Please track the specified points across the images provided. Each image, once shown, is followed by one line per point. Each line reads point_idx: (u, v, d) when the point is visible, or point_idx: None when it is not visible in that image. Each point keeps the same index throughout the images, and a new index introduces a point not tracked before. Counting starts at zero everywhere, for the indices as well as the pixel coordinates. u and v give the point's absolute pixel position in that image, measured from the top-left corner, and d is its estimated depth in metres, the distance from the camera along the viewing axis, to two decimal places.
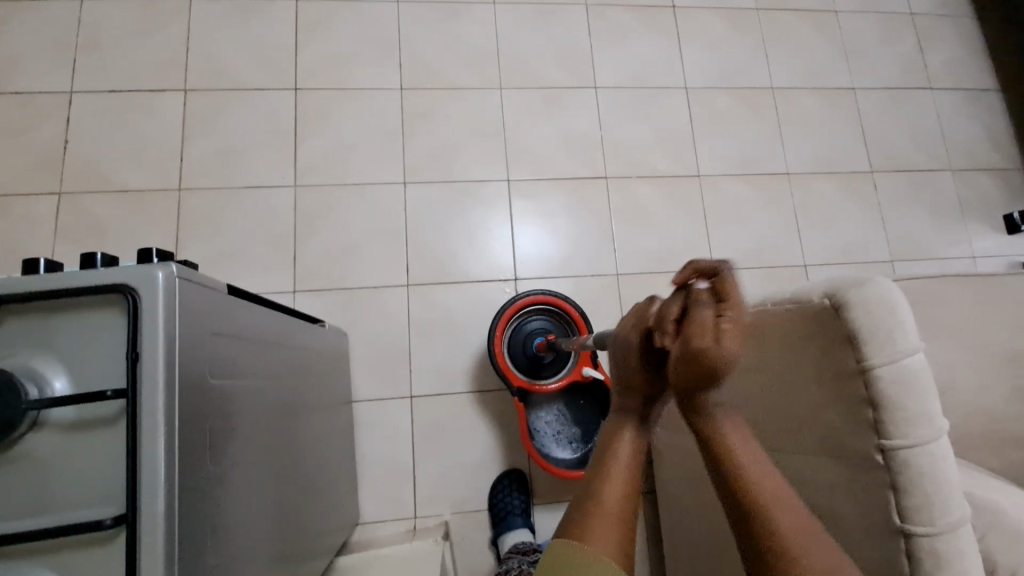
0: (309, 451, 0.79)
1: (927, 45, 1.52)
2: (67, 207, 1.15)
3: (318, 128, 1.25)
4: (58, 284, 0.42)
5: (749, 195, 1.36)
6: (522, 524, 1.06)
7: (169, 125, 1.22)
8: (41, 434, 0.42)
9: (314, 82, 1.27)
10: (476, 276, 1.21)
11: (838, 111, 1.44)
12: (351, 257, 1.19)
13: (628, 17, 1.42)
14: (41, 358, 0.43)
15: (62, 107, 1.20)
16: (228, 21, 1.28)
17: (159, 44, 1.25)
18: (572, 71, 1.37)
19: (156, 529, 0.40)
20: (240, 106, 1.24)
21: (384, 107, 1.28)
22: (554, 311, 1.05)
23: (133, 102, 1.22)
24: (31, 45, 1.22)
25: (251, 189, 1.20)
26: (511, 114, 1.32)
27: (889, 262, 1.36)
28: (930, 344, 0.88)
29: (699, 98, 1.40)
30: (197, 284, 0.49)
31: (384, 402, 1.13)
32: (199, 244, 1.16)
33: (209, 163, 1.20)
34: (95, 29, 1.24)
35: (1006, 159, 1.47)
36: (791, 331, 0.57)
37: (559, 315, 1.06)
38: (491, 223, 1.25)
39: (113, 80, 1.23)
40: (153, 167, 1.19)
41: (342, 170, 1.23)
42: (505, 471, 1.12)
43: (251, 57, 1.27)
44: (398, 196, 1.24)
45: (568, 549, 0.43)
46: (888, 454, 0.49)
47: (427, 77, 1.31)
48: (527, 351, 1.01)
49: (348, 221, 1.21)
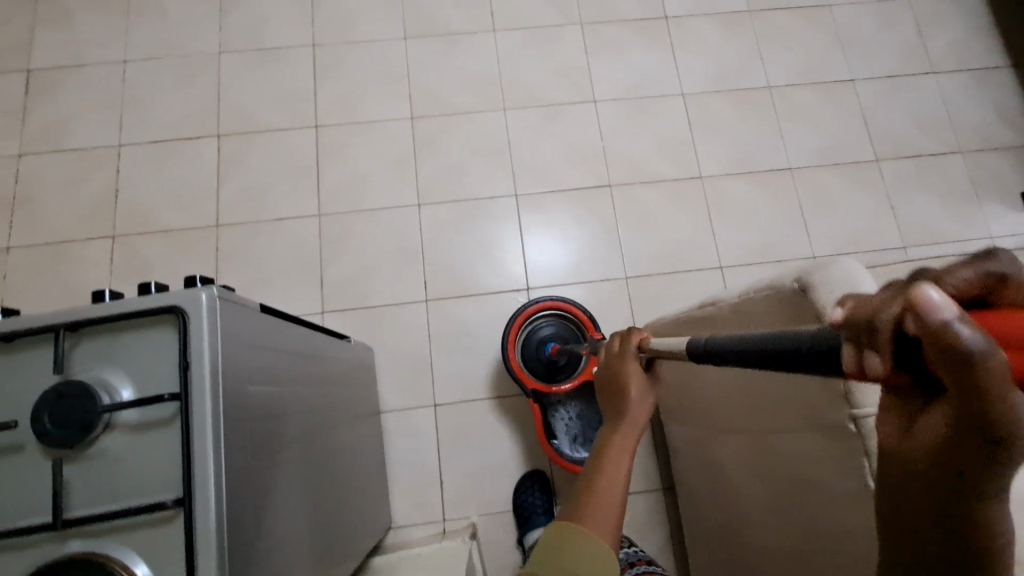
0: (340, 455, 0.86)
1: (927, 30, 1.52)
2: (120, 247, 1.28)
3: (336, 160, 1.35)
4: (120, 309, 0.51)
5: (754, 193, 1.38)
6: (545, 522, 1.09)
7: (204, 167, 1.34)
8: (114, 433, 0.50)
9: (331, 119, 1.38)
10: (491, 287, 1.28)
11: (838, 103, 1.46)
12: (372, 276, 1.28)
13: (622, 31, 1.49)
14: (112, 372, 0.51)
15: (112, 159, 1.34)
16: (253, 71, 1.41)
17: (194, 96, 1.39)
18: (572, 87, 1.44)
19: (208, 508, 0.47)
20: (267, 147, 1.35)
21: (397, 136, 1.38)
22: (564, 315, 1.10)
23: (173, 149, 1.35)
24: (84, 107, 1.37)
25: (280, 221, 1.30)
26: (515, 132, 1.39)
27: (901, 247, 1.36)
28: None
29: (698, 102, 1.44)
30: (234, 303, 0.56)
31: (410, 411, 1.20)
32: (236, 272, 1.27)
33: (241, 200, 1.32)
34: (136, 88, 1.39)
35: (1019, 136, 1.45)
36: (773, 312, 0.60)
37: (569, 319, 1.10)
38: (503, 237, 1.32)
39: (155, 131, 1.36)
40: (193, 207, 1.31)
41: (361, 197, 1.33)
42: (525, 474, 1.17)
43: (276, 101, 1.39)
44: (413, 217, 1.32)
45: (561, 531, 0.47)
46: (855, 422, 0.50)
47: (436, 106, 1.40)
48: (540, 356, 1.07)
49: (368, 244, 1.30)
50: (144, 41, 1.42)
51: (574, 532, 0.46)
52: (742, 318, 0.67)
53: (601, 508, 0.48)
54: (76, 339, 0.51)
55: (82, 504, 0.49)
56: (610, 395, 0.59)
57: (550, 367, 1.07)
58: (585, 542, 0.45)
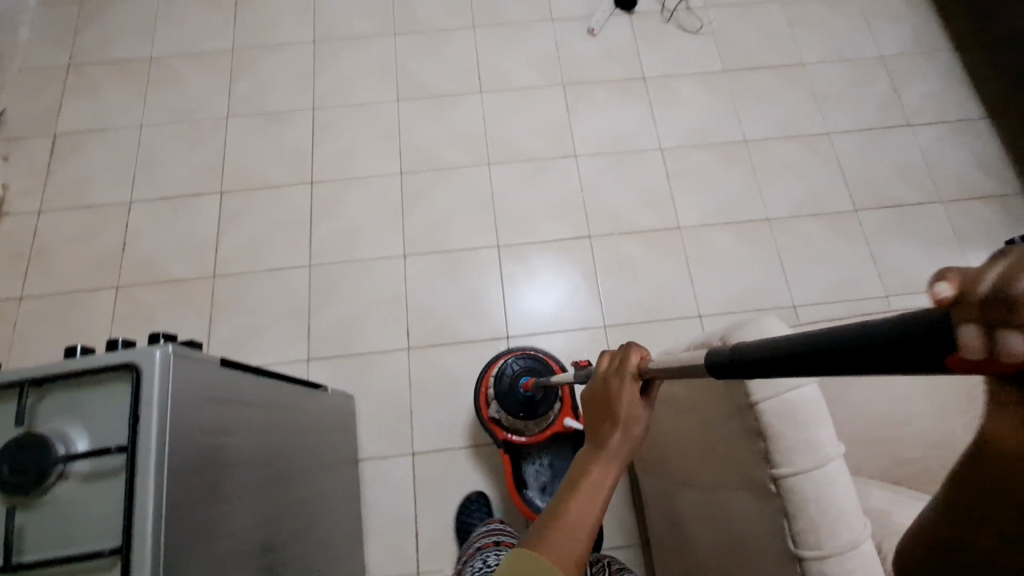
0: (308, 503, 0.87)
1: (901, 84, 1.57)
2: (124, 297, 1.35)
3: (329, 214, 1.43)
4: (82, 365, 0.55)
5: (733, 243, 1.41)
6: None
7: (206, 223, 1.42)
8: (67, 482, 0.53)
9: (326, 176, 1.47)
10: (472, 336, 1.31)
11: (813, 155, 1.50)
12: (358, 325, 1.32)
13: (602, 91, 1.57)
14: (71, 424, 0.55)
15: (123, 215, 1.44)
16: (257, 133, 1.52)
17: (202, 156, 1.49)
18: (554, 144, 1.51)
19: (145, 558, 0.49)
20: (265, 201, 1.44)
21: (387, 191, 1.45)
22: (530, 351, 1.09)
23: (179, 205, 1.44)
24: (102, 167, 1.48)
25: (273, 272, 1.37)
26: (499, 186, 1.46)
27: (883, 296, 1.36)
28: (921, 377, 0.84)
29: (675, 156, 1.50)
30: (193, 358, 0.60)
31: (389, 459, 1.21)
32: (229, 321, 1.33)
33: (238, 252, 1.39)
34: (150, 150, 1.50)
35: (999, 185, 1.46)
36: None
37: (534, 353, 1.09)
38: (485, 287, 1.36)
39: (164, 189, 1.46)
40: (192, 259, 1.39)
41: (350, 249, 1.39)
42: (472, 492, 1.18)
43: (276, 160, 1.49)
44: (399, 268, 1.37)
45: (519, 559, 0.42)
46: (776, 483, 0.51)
47: (425, 162, 1.48)
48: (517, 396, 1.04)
49: (356, 294, 1.35)
50: (159, 108, 1.55)
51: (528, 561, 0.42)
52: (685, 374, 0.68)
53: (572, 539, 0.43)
54: (41, 394, 0.56)
55: (33, 551, 0.52)
56: (603, 412, 0.52)
57: (528, 406, 1.04)
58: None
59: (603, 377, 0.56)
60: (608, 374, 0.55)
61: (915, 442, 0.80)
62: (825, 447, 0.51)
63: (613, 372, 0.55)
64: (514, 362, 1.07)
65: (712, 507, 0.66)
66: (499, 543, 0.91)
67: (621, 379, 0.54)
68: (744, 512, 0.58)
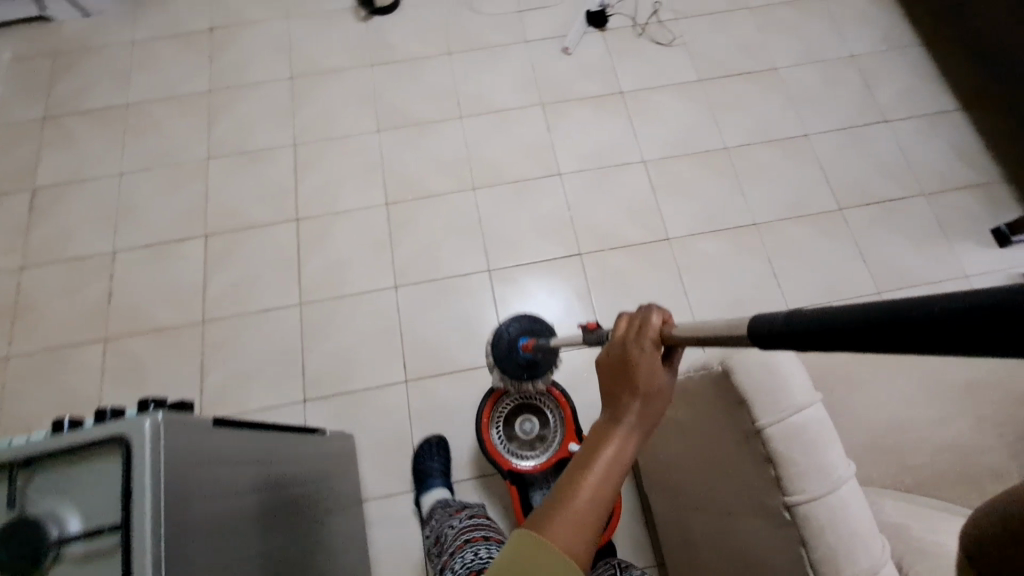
0: (314, 554, 0.85)
1: (873, 82, 1.60)
2: (112, 349, 1.33)
3: (316, 250, 1.42)
4: (69, 440, 0.53)
5: (723, 250, 1.41)
6: (441, 483, 1.15)
7: (192, 267, 1.41)
8: (60, 565, 0.51)
9: (311, 211, 1.46)
10: (470, 364, 1.30)
11: (794, 157, 1.52)
12: (353, 361, 1.30)
13: (581, 108, 1.58)
14: (61, 503, 0.53)
15: (107, 265, 1.41)
16: (238, 174, 1.51)
17: (184, 201, 1.48)
18: (538, 164, 1.51)
19: None
20: (251, 242, 1.43)
21: (374, 223, 1.44)
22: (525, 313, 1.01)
23: (164, 252, 1.42)
24: (83, 219, 1.46)
25: (263, 313, 1.35)
26: (486, 210, 1.46)
27: (874, 293, 1.37)
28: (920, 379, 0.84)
29: (659, 168, 1.51)
30: (184, 422, 0.58)
31: (393, 497, 1.19)
32: (221, 366, 1.30)
33: (226, 296, 1.37)
34: (131, 199, 1.49)
35: (977, 174, 1.49)
36: (703, 391, 0.61)
37: (529, 315, 1.02)
38: (478, 313, 1.35)
39: (148, 236, 1.44)
40: (179, 306, 1.37)
41: (341, 283, 1.38)
42: (431, 436, 1.22)
43: (260, 199, 1.48)
44: (391, 299, 1.36)
45: (521, 550, 0.42)
46: (791, 511, 0.50)
47: (410, 191, 1.48)
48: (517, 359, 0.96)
49: (349, 329, 1.33)
50: (138, 155, 1.53)
51: (536, 549, 0.42)
52: (687, 396, 0.67)
53: (584, 519, 0.43)
54: (28, 474, 0.54)
55: None
56: (620, 382, 0.49)
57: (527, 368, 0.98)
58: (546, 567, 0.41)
59: (621, 340, 0.52)
60: (625, 340, 0.52)
61: (922, 446, 0.79)
62: (837, 470, 0.50)
63: (632, 337, 0.52)
64: (510, 324, 0.99)
65: (728, 532, 0.65)
66: (489, 539, 0.83)
67: (640, 346, 0.51)
68: (760, 538, 0.57)
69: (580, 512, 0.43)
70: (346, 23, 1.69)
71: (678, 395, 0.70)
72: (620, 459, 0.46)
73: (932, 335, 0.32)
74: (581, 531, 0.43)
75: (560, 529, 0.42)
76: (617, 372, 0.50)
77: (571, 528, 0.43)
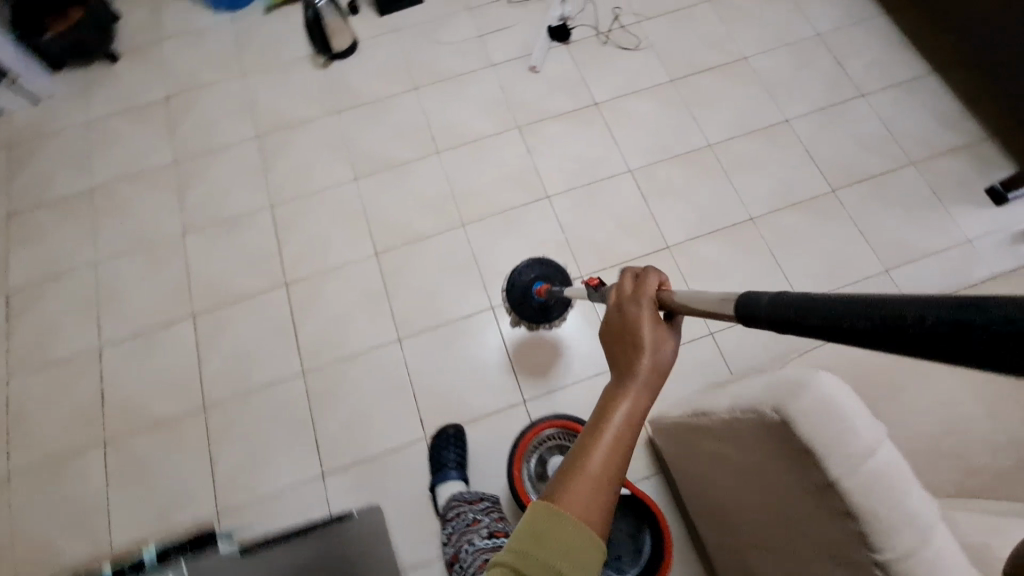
0: None
1: (843, 58, 1.59)
2: (113, 451, 1.26)
3: (311, 313, 1.36)
4: None
5: (724, 251, 1.39)
6: (457, 475, 1.17)
7: (184, 351, 1.34)
8: None
9: (299, 273, 1.41)
10: (488, 409, 1.26)
11: (779, 145, 1.50)
12: (368, 424, 1.25)
13: (558, 125, 1.55)
14: None
15: (94, 362, 1.35)
16: (218, 245, 1.45)
17: (165, 282, 1.42)
18: (524, 190, 1.47)
19: None
20: (242, 315, 1.37)
21: (366, 276, 1.39)
22: (541, 259, 1.18)
23: (152, 340, 1.36)
24: (62, 317, 1.39)
25: (266, 388, 1.29)
26: (479, 245, 1.41)
27: (882, 271, 1.36)
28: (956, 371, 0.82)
29: (646, 176, 1.48)
30: None
31: (432, 562, 1.14)
32: (232, 452, 1.24)
33: (225, 376, 1.31)
34: (110, 288, 1.42)
35: (962, 135, 1.48)
36: (755, 438, 0.60)
37: (546, 261, 1.19)
38: (488, 353, 1.30)
39: (134, 325, 1.38)
40: (177, 394, 1.30)
41: (342, 344, 1.33)
42: (447, 426, 1.23)
43: (245, 269, 1.42)
44: (397, 353, 1.31)
45: (544, 514, 0.43)
46: (882, 568, 0.47)
47: (398, 237, 1.43)
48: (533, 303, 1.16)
49: (358, 391, 1.28)
50: (111, 241, 1.47)
51: (559, 514, 0.43)
52: (738, 437, 0.64)
53: (601, 476, 0.45)
54: None
55: None
56: (623, 344, 0.53)
57: (543, 310, 1.18)
58: (565, 525, 0.43)
59: (620, 305, 0.57)
60: (623, 304, 0.56)
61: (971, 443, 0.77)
62: (923, 517, 0.47)
63: (629, 300, 0.56)
64: (526, 270, 1.18)
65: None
66: None
67: (636, 306, 0.55)
68: None
69: (597, 471, 0.46)
70: (305, 73, 1.64)
71: (727, 436, 0.67)
72: (631, 417, 0.48)
73: (898, 336, 0.36)
74: (601, 490, 0.45)
75: (578, 487, 0.45)
76: (620, 335, 0.54)
77: (590, 486, 0.45)
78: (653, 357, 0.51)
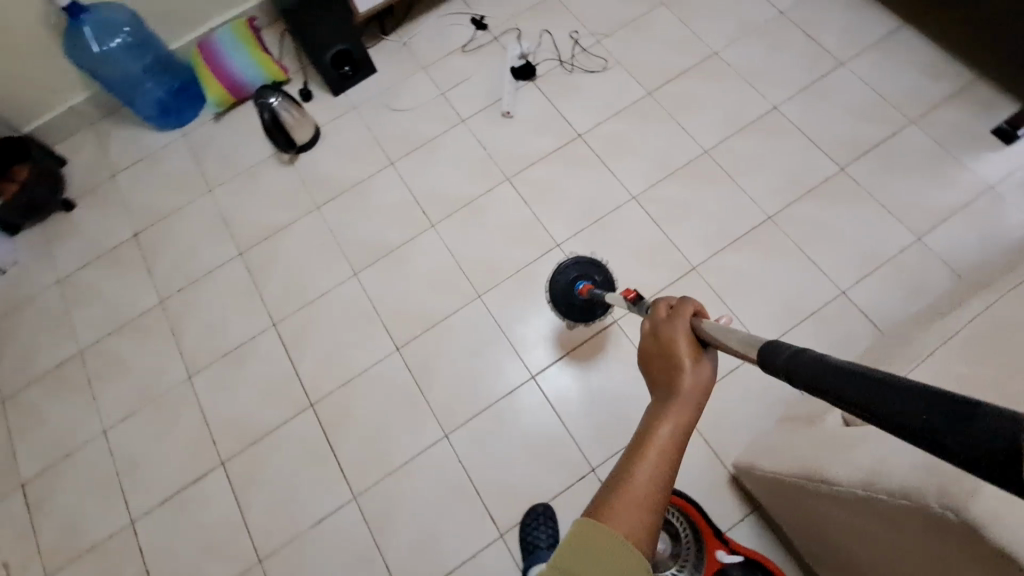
0: None
1: (813, 30, 1.55)
2: None
3: (346, 429, 1.28)
4: None
5: (751, 258, 1.33)
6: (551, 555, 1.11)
7: (223, 504, 1.25)
8: None
9: (322, 390, 1.32)
10: (557, 488, 1.19)
11: (774, 135, 1.45)
12: (438, 535, 1.18)
13: (547, 167, 1.48)
14: None
15: (132, 539, 1.25)
16: (229, 380, 1.36)
17: (184, 433, 1.33)
18: (531, 243, 1.40)
19: None
20: (274, 450, 1.28)
21: (393, 375, 1.31)
22: (584, 258, 1.23)
23: (186, 499, 1.27)
24: (83, 498, 1.29)
25: (321, 524, 1.21)
26: (501, 313, 1.34)
27: (915, 241, 1.31)
28: None
29: (651, 198, 1.42)
30: None
31: None
32: None
33: (274, 520, 1.23)
34: (127, 454, 1.32)
35: (953, 81, 1.44)
36: (917, 526, 0.62)
37: (589, 260, 1.23)
38: (542, 428, 1.23)
39: (162, 488, 1.29)
40: (230, 552, 1.22)
41: (388, 456, 1.25)
42: (537, 503, 1.17)
43: (264, 398, 1.33)
44: (447, 451, 1.24)
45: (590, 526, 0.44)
46: None
47: (415, 325, 1.36)
48: (575, 299, 1.19)
49: (418, 502, 1.21)
50: (116, 402, 1.37)
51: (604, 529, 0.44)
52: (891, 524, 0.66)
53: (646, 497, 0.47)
54: None
55: None
56: (664, 369, 0.57)
57: (585, 309, 1.20)
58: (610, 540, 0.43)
59: (656, 330, 0.60)
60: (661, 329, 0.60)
61: None
62: None
63: (666, 325, 0.60)
64: (570, 268, 1.22)
65: None
66: None
67: (675, 330, 0.58)
68: None
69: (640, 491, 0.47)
70: (273, 174, 1.56)
71: (875, 519, 0.68)
72: (674, 440, 0.51)
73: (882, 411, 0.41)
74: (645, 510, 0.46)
75: (622, 507, 0.46)
76: (661, 359, 0.57)
77: (634, 503, 0.46)
78: (694, 382, 0.54)
